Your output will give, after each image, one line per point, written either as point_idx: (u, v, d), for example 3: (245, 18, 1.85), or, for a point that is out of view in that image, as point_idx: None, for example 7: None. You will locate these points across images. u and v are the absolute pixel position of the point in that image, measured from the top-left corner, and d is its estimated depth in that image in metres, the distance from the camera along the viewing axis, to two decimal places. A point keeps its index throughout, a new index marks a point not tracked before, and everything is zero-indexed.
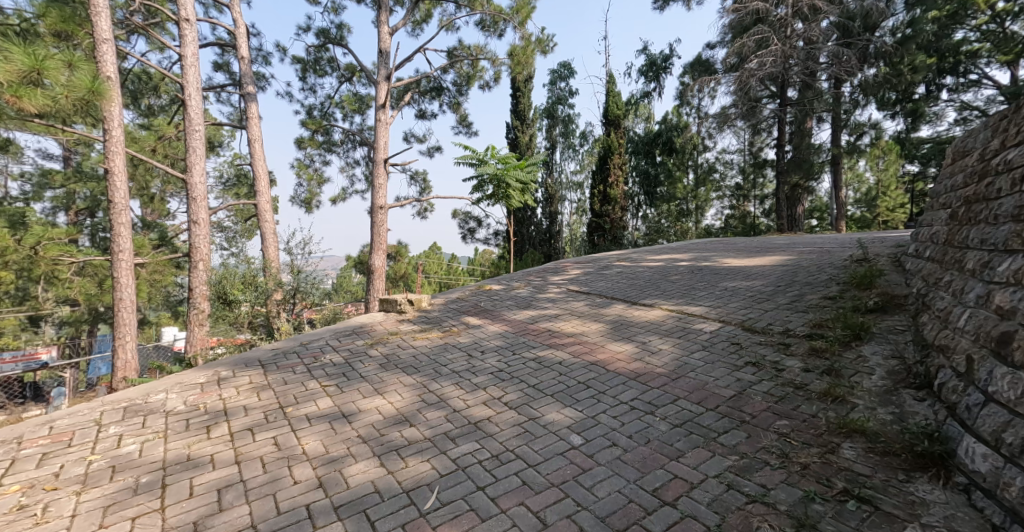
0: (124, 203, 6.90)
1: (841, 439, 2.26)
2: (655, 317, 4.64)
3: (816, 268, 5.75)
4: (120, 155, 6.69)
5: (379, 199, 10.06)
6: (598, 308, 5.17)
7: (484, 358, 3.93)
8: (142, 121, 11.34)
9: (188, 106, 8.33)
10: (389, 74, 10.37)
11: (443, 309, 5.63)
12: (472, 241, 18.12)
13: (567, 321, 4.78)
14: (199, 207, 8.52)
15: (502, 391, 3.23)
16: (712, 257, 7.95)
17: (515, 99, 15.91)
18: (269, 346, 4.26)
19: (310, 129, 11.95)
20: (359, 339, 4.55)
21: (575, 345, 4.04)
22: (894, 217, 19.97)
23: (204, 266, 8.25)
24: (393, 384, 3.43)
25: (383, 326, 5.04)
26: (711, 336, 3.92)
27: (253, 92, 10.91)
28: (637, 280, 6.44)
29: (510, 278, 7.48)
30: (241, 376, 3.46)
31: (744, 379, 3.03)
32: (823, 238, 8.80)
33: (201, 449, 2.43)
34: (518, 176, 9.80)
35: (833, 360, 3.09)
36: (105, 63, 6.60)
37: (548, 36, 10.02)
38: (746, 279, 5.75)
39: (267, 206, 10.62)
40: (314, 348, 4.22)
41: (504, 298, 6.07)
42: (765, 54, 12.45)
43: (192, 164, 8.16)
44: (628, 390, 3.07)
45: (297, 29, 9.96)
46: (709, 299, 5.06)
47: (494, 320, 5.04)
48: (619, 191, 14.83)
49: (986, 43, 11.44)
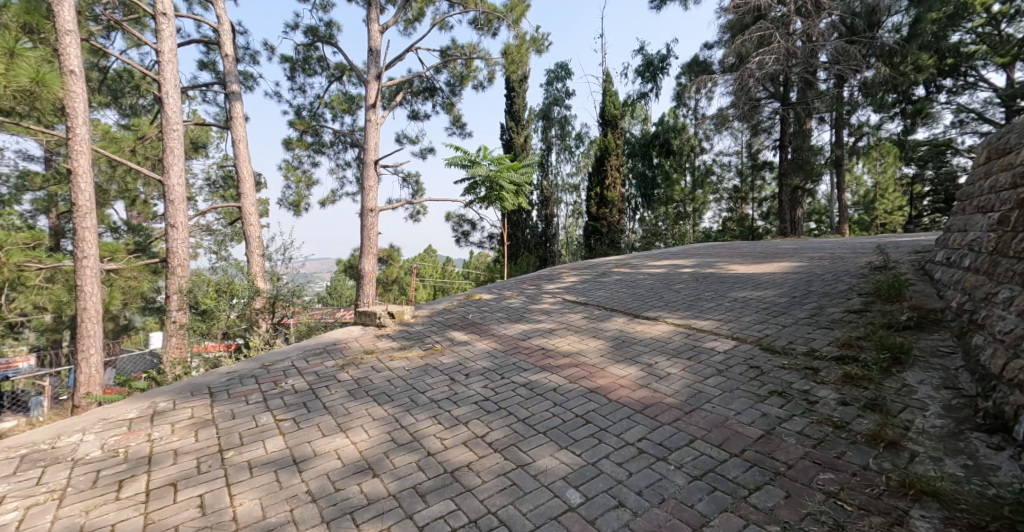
0: (89, 206, 6.23)
1: (908, 504, 1.81)
2: (661, 333, 4.17)
3: (832, 277, 5.31)
4: (86, 154, 6.02)
5: (368, 202, 9.58)
6: (597, 322, 4.70)
7: (468, 383, 3.46)
8: (127, 123, 10.73)
9: (165, 105, 7.77)
10: (380, 73, 9.90)
11: (427, 323, 5.15)
12: (466, 244, 17.69)
13: (562, 337, 4.31)
14: (177, 210, 7.95)
15: (487, 427, 2.75)
16: (716, 263, 7.50)
17: (509, 99, 15.50)
18: (225, 369, 3.76)
19: (298, 129, 11.45)
20: (329, 359, 4.04)
21: (573, 368, 3.57)
22: (891, 220, 19.75)
23: (182, 272, 7.77)
24: (360, 418, 2.95)
25: (359, 342, 4.55)
26: (727, 358, 3.46)
27: (237, 91, 10.40)
28: (639, 289, 5.97)
29: (503, 286, 7.00)
30: (182, 408, 2.97)
31: (771, 415, 2.56)
32: (831, 242, 8.40)
33: (100, 517, 1.98)
34: (512, 178, 9.33)
35: (876, 390, 2.62)
36: (67, 57, 5.99)
37: (544, 34, 9.60)
38: (757, 289, 5.29)
39: (251, 210, 10.10)
40: (276, 372, 3.72)
41: (494, 309, 5.60)
42: (767, 52, 12.13)
43: (170, 166, 7.61)
44: (635, 428, 2.61)
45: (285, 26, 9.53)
46: (719, 312, 4.60)
47: (483, 336, 4.56)
48: (617, 193, 14.45)
49: (982, 46, 11.56)
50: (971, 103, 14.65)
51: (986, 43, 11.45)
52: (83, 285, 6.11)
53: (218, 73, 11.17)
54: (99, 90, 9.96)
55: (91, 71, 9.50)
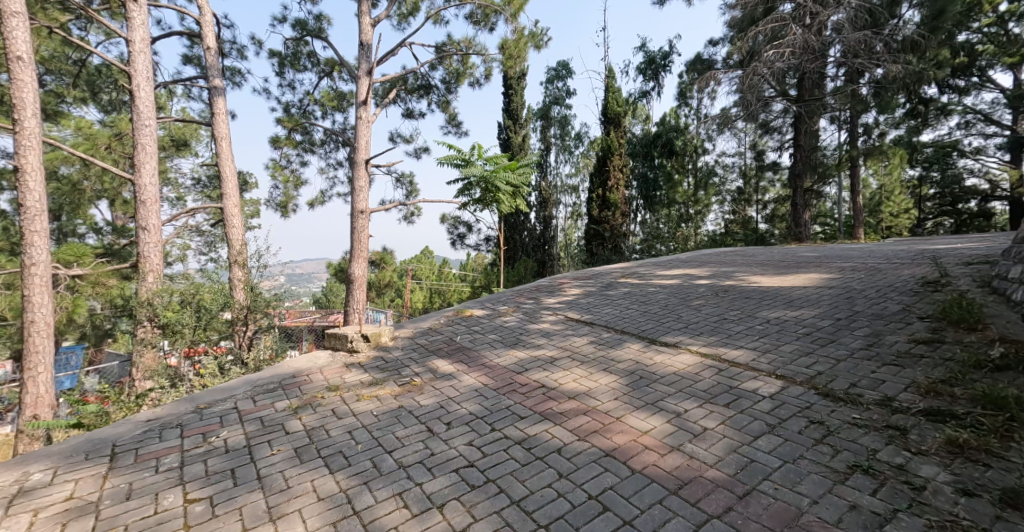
0: (36, 209, 4.97)
1: None
2: (687, 367, 3.43)
3: (877, 294, 4.60)
4: (36, 149, 4.97)
5: (359, 202, 8.84)
6: (607, 349, 3.98)
7: (450, 439, 2.73)
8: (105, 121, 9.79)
9: (137, 98, 6.76)
10: (371, 68, 9.15)
11: (407, 347, 4.42)
12: (462, 247, 17.00)
13: (566, 372, 3.56)
14: (148, 211, 7.01)
15: (473, 518, 2.04)
16: (734, 274, 6.76)
17: (507, 97, 14.79)
18: (147, 414, 3.01)
19: (286, 127, 10.69)
20: (282, 400, 3.29)
21: (583, 419, 2.83)
22: (897, 224, 18.92)
23: (153, 280, 6.91)
24: (302, 497, 2.21)
25: (323, 374, 3.80)
26: (777, 407, 2.72)
27: (221, 85, 9.60)
28: (652, 306, 5.23)
29: (497, 300, 6.26)
30: (61, 482, 2.21)
31: (865, 510, 1.86)
32: (854, 251, 7.72)
33: None
34: (509, 179, 8.59)
35: (1008, 475, 1.91)
36: (13, 41, 4.88)
37: (544, 28, 8.89)
38: (791, 308, 4.58)
39: (235, 210, 9.35)
40: (210, 420, 2.96)
41: (487, 330, 4.84)
42: (783, 44, 11.34)
43: (142, 164, 6.68)
44: (676, 522, 1.92)
45: (274, 18, 8.81)
46: (752, 339, 3.86)
47: (470, 368, 3.82)
48: (620, 195, 13.67)
49: (990, 46, 13.46)
50: (982, 105, 14.15)
51: (994, 43, 13.36)
52: (29, 292, 4.94)
53: (201, 68, 10.40)
54: (75, 85, 9.03)
55: (63, 63, 8.55)
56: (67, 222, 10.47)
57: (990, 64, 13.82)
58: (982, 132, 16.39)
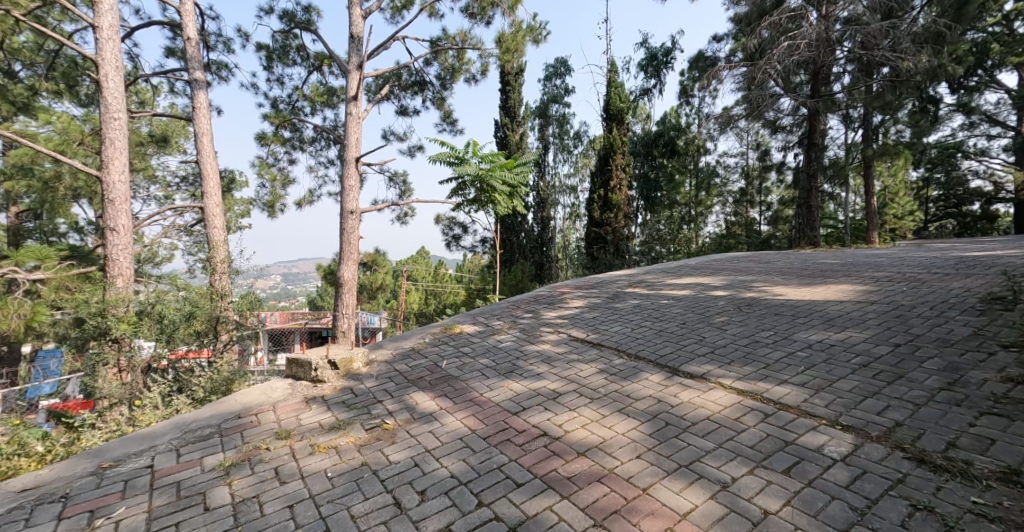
0: None
1: None
2: (723, 411, 2.74)
3: (934, 313, 3.93)
4: None
5: (348, 202, 8.05)
6: (620, 381, 3.31)
7: (425, 523, 2.03)
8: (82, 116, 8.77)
9: (103, 89, 5.68)
10: (361, 62, 8.42)
11: (383, 375, 3.73)
12: (457, 249, 16.31)
13: (573, 414, 2.87)
14: (118, 210, 5.83)
15: None
16: (753, 284, 6.10)
17: (504, 94, 14.13)
18: (29, 482, 2.33)
19: (273, 123, 9.97)
20: (215, 454, 2.60)
21: (599, 490, 2.14)
22: (902, 226, 16.44)
23: (123, 284, 5.81)
24: None
25: (275, 414, 3.10)
26: (857, 478, 2.04)
27: (202, 78, 8.72)
28: (669, 324, 4.55)
29: (493, 313, 5.58)
30: None
31: None
32: (880, 259, 7.03)
33: None
34: (506, 178, 7.87)
35: None
36: None
37: (543, 21, 8.22)
38: (835, 329, 3.90)
39: (217, 211, 8.58)
40: (109, 487, 2.28)
41: (478, 353, 4.12)
42: (796, 37, 10.64)
43: (109, 159, 5.60)
44: None
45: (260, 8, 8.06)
46: (797, 371, 3.17)
47: (455, 407, 3.11)
48: (622, 196, 13.01)
49: None
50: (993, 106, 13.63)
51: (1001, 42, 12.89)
52: None
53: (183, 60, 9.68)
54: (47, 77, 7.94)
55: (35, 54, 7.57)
56: (48, 221, 9.05)
57: (999, 63, 13.34)
58: (986, 132, 15.90)
